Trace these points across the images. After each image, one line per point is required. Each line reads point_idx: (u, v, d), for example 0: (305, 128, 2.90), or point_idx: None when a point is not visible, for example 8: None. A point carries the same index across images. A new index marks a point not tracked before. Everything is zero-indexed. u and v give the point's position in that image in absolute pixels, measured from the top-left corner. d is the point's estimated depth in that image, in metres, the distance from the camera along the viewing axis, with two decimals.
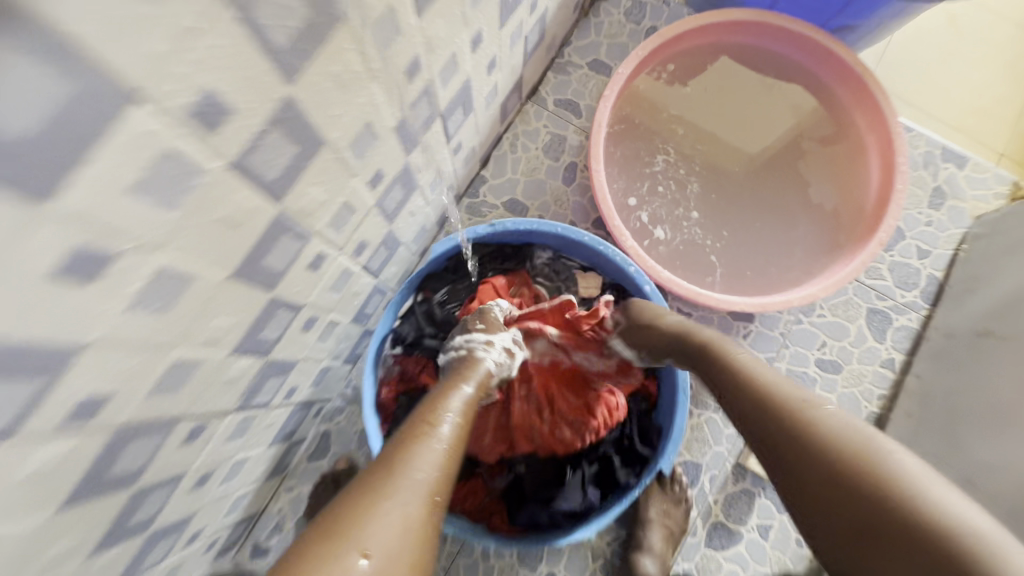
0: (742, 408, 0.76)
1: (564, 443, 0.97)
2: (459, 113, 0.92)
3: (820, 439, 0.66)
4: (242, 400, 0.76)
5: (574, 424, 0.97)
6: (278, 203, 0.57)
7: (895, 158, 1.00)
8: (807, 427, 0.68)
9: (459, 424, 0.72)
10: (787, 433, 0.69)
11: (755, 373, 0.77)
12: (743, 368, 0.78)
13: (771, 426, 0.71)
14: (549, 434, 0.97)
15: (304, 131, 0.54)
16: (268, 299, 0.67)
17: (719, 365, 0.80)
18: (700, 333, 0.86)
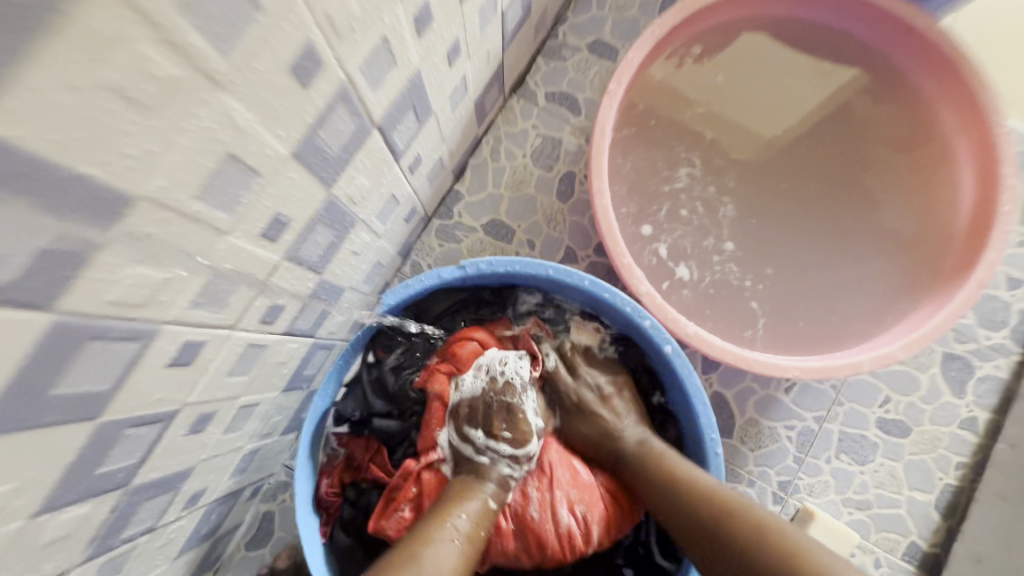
0: (684, 527, 0.66)
1: (561, 538, 0.72)
2: (411, 121, 0.67)
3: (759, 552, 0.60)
4: (94, 546, 0.54)
5: (573, 509, 0.73)
6: (51, 307, 0.33)
7: (998, 168, 0.74)
8: (747, 542, 0.61)
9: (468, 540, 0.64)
10: (720, 550, 0.63)
11: (685, 477, 0.69)
12: (673, 472, 0.70)
13: (708, 541, 0.64)
14: (538, 521, 0.72)
15: (69, 189, 0.30)
16: (95, 428, 0.43)
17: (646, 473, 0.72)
18: (624, 429, 0.77)
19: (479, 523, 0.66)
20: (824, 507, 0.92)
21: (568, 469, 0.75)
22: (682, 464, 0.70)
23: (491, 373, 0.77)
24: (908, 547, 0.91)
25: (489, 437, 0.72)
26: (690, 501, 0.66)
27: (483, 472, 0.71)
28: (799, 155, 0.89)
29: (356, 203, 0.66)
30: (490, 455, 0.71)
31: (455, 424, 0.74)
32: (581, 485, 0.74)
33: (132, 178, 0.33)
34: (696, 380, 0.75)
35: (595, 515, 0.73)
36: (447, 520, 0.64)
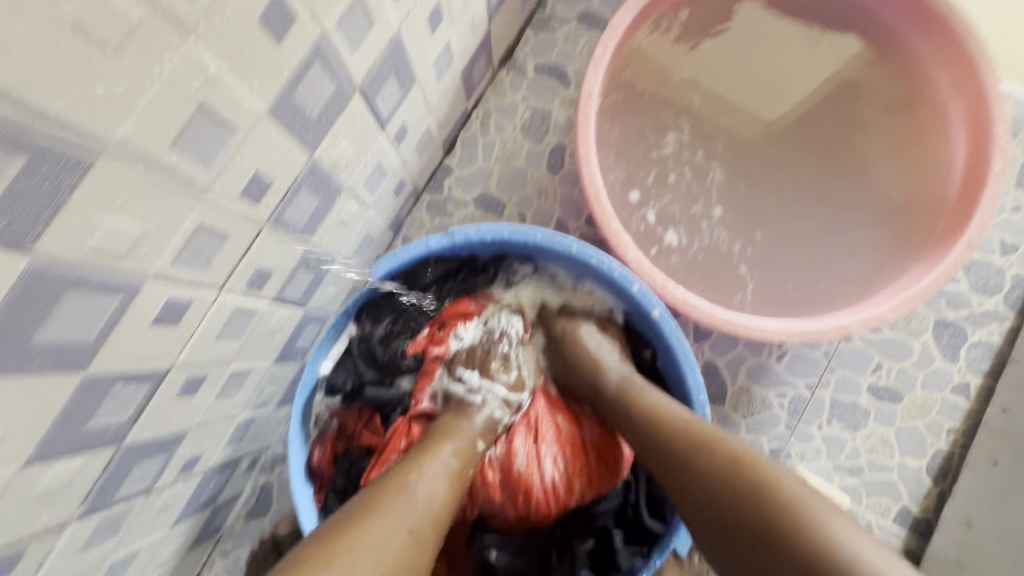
0: (662, 459, 0.64)
1: (546, 489, 0.75)
2: (394, 86, 0.67)
3: (737, 483, 0.57)
4: (89, 502, 0.55)
5: (558, 462, 0.76)
6: (26, 249, 0.34)
7: (989, 128, 0.73)
8: (726, 474, 0.58)
9: (450, 473, 0.65)
10: (698, 481, 0.60)
11: (665, 412, 0.67)
12: (654, 408, 0.68)
13: (685, 474, 0.61)
14: (525, 472, 0.74)
15: (34, 125, 0.30)
16: (82, 380, 0.44)
17: (630, 408, 0.70)
18: (610, 369, 0.76)
19: (465, 461, 0.68)
20: (816, 473, 0.93)
21: (553, 426, 0.78)
22: (666, 401, 0.69)
23: (489, 324, 0.81)
24: (899, 512, 0.91)
25: (483, 378, 0.76)
26: (670, 435, 0.65)
27: (472, 407, 0.73)
28: (790, 121, 0.88)
29: (340, 169, 0.66)
30: (482, 396, 0.74)
31: (448, 368, 0.77)
32: (565, 440, 0.77)
33: (102, 121, 0.34)
34: (685, 344, 0.76)
35: (578, 469, 0.76)
36: (435, 455, 0.65)
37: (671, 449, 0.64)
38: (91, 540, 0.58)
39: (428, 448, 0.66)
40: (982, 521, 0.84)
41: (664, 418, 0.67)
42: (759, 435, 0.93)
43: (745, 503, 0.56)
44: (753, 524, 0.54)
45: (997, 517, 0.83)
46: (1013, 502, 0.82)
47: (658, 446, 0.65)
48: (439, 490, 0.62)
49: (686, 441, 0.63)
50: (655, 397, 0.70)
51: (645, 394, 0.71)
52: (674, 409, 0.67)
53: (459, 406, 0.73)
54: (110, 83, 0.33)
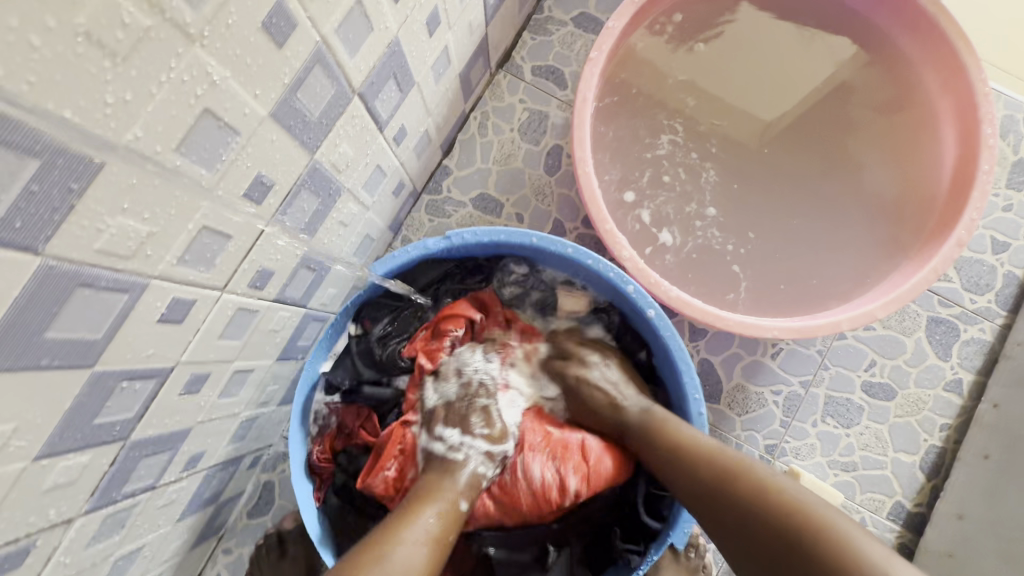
0: (688, 485, 0.67)
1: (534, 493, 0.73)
2: (393, 90, 0.68)
3: (775, 512, 0.59)
4: (95, 497, 0.56)
5: (548, 464, 0.74)
6: (37, 249, 0.35)
7: (978, 129, 0.75)
8: (763, 504, 0.60)
9: (433, 544, 0.63)
10: (726, 508, 0.62)
11: (691, 442, 0.69)
12: (679, 437, 0.70)
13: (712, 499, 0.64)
14: (511, 478, 0.74)
15: (45, 129, 0.32)
16: (89, 377, 0.46)
17: (651, 437, 0.72)
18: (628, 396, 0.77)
19: (448, 524, 0.66)
20: (810, 469, 0.94)
21: (540, 432, 0.77)
22: (689, 431, 0.71)
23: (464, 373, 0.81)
24: (893, 507, 0.92)
25: (465, 434, 0.74)
26: (704, 466, 0.66)
27: (457, 464, 0.71)
28: (784, 121, 0.89)
29: (340, 171, 0.67)
30: (463, 452, 0.73)
31: (426, 429, 0.76)
32: (552, 442, 0.76)
33: (110, 126, 0.35)
34: (678, 342, 0.77)
35: (569, 476, 0.74)
36: (417, 520, 0.64)
37: (705, 482, 0.65)
38: (97, 535, 0.60)
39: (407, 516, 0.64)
40: (975, 514, 0.85)
41: (692, 449, 0.68)
42: (754, 431, 0.94)
43: (790, 532, 0.57)
44: (799, 553, 0.56)
45: (988, 509, 0.84)
46: (1003, 493, 0.83)
47: (690, 478, 0.66)
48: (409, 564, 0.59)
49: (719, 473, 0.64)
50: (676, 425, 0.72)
51: (664, 420, 0.73)
52: (700, 438, 0.69)
53: (440, 465, 0.72)
54: (119, 89, 0.34)
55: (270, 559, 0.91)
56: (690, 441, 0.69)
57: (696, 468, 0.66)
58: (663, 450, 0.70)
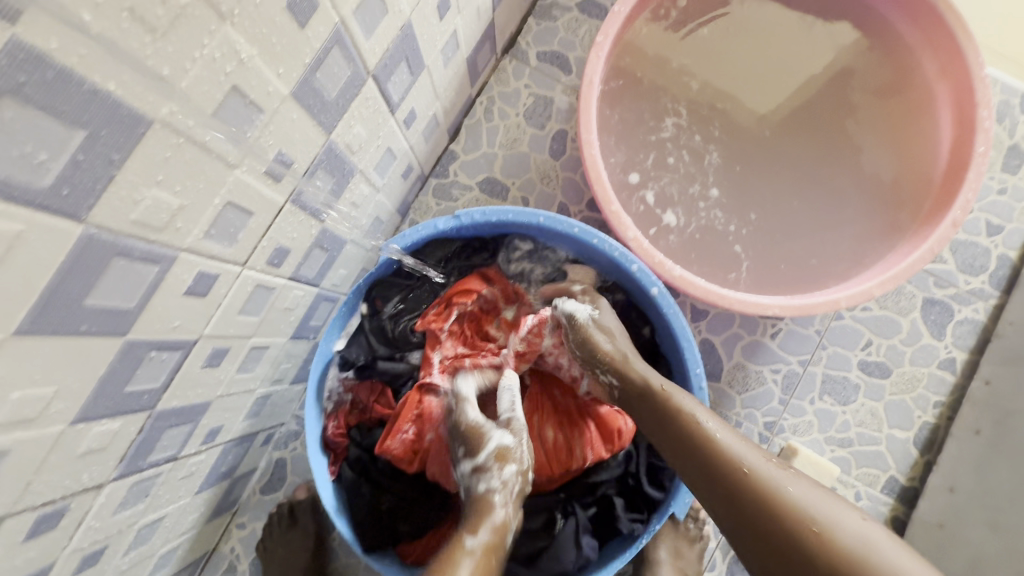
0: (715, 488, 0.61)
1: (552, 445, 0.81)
2: (405, 72, 0.70)
3: (831, 551, 0.52)
4: (123, 464, 0.58)
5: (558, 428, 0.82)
6: (81, 218, 0.37)
7: (974, 112, 0.76)
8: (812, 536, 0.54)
9: None
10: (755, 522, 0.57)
11: (726, 449, 0.62)
12: (709, 441, 0.63)
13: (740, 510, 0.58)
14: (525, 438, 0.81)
15: (92, 101, 0.33)
16: (122, 345, 0.48)
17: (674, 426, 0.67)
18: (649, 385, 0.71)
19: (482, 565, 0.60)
20: (808, 445, 0.97)
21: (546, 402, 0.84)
22: (721, 434, 0.64)
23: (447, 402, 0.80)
24: (887, 481, 0.95)
25: (464, 467, 0.71)
26: (738, 482, 0.59)
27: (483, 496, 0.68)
28: (787, 105, 0.91)
29: (354, 151, 0.69)
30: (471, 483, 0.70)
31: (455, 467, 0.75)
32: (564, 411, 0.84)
33: (149, 99, 0.37)
34: (681, 320, 0.79)
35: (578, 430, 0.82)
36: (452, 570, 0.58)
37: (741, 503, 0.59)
38: (123, 504, 0.62)
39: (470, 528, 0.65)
40: (965, 487, 0.89)
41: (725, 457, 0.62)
42: (754, 408, 0.97)
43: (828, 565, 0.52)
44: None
45: (978, 481, 0.88)
46: (993, 466, 0.87)
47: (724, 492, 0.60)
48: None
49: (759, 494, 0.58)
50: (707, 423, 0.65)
51: (692, 417, 0.66)
52: (734, 446, 0.63)
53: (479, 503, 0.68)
54: (158, 64, 0.36)
55: (280, 528, 0.95)
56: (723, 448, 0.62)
57: (730, 482, 0.60)
58: (693, 455, 0.64)
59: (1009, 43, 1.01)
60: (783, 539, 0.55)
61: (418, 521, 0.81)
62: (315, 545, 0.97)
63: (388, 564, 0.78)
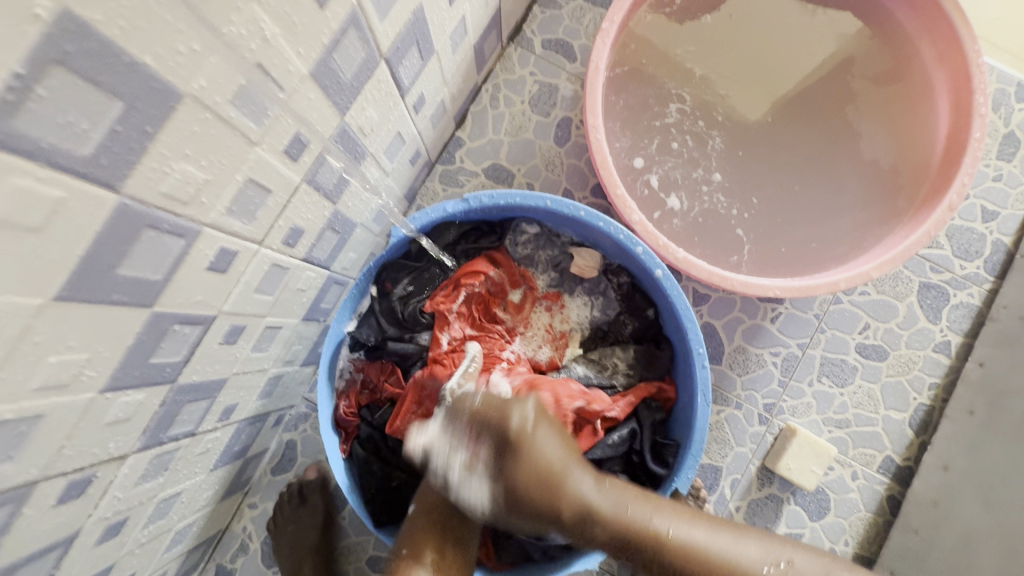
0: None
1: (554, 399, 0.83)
2: (415, 57, 0.71)
3: None
4: (146, 437, 0.60)
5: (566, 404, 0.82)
6: (116, 187, 0.39)
7: (971, 98, 0.78)
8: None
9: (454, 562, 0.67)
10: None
11: (688, 541, 0.69)
12: (670, 545, 0.69)
13: None
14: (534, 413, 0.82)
15: (129, 72, 0.35)
16: (149, 316, 0.49)
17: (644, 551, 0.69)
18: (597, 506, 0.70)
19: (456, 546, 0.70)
20: (806, 426, 0.99)
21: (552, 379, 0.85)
22: (668, 526, 0.70)
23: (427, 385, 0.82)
24: (883, 461, 0.98)
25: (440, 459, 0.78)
26: (707, 568, 0.68)
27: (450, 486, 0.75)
28: (788, 93, 0.93)
29: (366, 134, 0.70)
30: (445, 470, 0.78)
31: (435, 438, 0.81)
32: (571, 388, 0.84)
33: (180, 73, 0.38)
34: (684, 301, 0.81)
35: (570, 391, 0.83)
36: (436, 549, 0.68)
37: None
38: (145, 477, 0.64)
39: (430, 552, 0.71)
40: (959, 466, 0.91)
41: (684, 549, 0.69)
42: (754, 389, 0.99)
43: None
44: None
45: (972, 461, 0.90)
46: (988, 444, 0.89)
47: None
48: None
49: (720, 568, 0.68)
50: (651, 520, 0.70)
51: (649, 524, 0.69)
52: (688, 534, 0.70)
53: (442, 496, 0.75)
54: (189, 40, 0.38)
55: (290, 506, 0.96)
56: (684, 540, 0.69)
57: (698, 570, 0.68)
58: (661, 558, 0.69)
59: (1007, 32, 1.03)
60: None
61: None
62: (325, 523, 0.98)
63: (398, 537, 0.80)
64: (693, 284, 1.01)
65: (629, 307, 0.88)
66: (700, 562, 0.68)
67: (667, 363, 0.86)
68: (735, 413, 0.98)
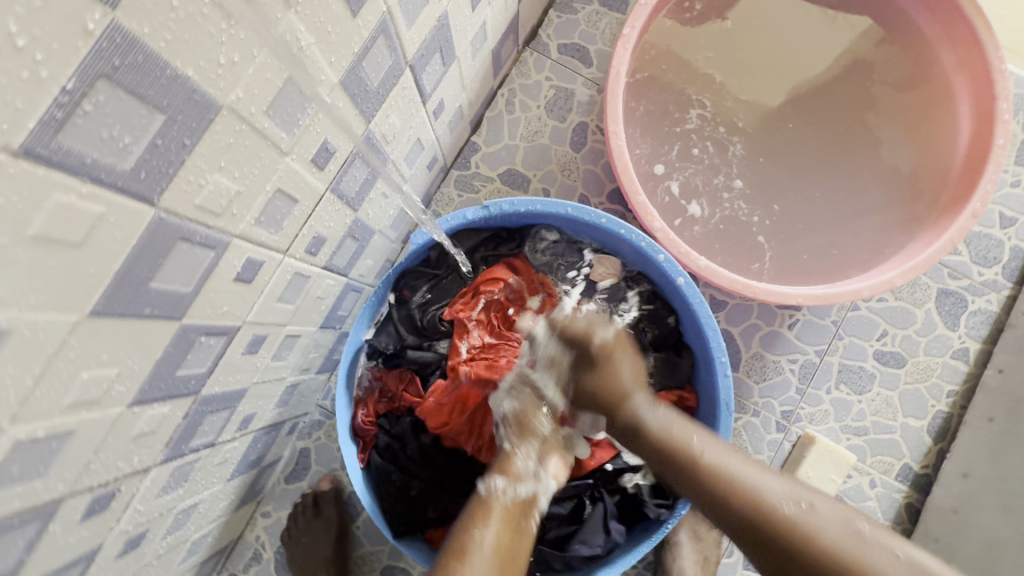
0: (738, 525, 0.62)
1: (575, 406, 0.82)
2: (438, 63, 0.71)
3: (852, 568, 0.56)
4: (168, 449, 0.59)
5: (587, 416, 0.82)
6: (153, 201, 0.38)
7: (994, 105, 0.78)
8: (815, 544, 0.58)
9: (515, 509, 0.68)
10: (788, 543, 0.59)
11: (727, 471, 0.65)
12: (712, 467, 0.65)
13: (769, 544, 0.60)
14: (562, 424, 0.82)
15: (171, 85, 0.34)
16: (177, 329, 0.48)
17: (680, 463, 0.67)
18: (646, 416, 0.70)
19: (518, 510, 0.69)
20: (824, 433, 0.99)
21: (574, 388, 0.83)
22: (720, 458, 0.66)
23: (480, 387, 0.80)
24: (901, 469, 0.97)
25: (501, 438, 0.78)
26: (745, 507, 0.62)
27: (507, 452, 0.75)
28: (807, 100, 0.93)
29: (388, 141, 0.70)
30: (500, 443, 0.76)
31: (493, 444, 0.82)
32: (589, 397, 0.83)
33: (220, 85, 0.38)
34: (707, 309, 0.80)
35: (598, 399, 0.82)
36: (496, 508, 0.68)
37: (743, 523, 0.62)
38: (166, 489, 0.63)
39: (478, 517, 0.67)
40: (978, 472, 0.91)
41: (726, 480, 0.64)
42: (772, 396, 0.98)
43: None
44: None
45: (992, 467, 0.90)
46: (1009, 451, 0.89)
47: (725, 515, 0.63)
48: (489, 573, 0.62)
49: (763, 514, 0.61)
50: (693, 443, 0.68)
51: (690, 447, 0.67)
52: (737, 467, 0.65)
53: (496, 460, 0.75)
54: (229, 52, 0.37)
55: (304, 517, 0.95)
56: (719, 467, 0.65)
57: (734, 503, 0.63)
58: (693, 477, 0.66)
59: None
60: (777, 544, 0.60)
61: (447, 508, 0.82)
62: (339, 534, 0.97)
63: (418, 550, 0.79)
64: (711, 290, 1.01)
65: (650, 314, 0.87)
66: (737, 499, 0.62)
67: (688, 370, 0.86)
68: (752, 420, 0.98)
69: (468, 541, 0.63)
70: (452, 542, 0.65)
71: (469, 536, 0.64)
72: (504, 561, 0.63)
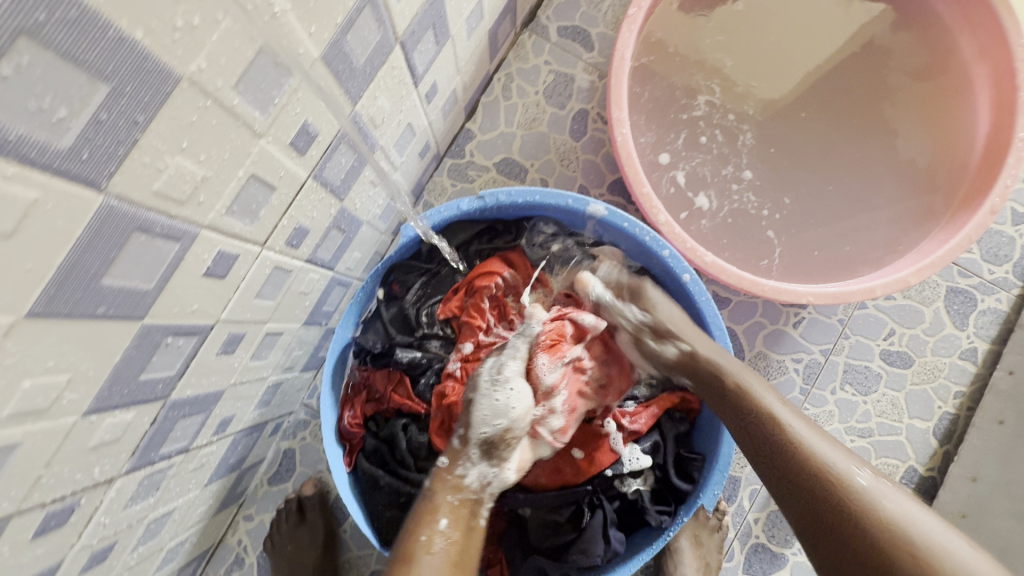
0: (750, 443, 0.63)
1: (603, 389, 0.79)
2: (431, 41, 0.65)
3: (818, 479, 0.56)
4: (135, 458, 0.55)
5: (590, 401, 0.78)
6: (101, 185, 0.33)
7: (1015, 95, 0.74)
8: (887, 534, 0.51)
9: (463, 517, 0.65)
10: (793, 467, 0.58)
11: (778, 421, 0.62)
12: (809, 451, 0.58)
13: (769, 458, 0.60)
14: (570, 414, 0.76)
15: (116, 50, 0.30)
16: (138, 330, 0.44)
17: (727, 399, 0.67)
18: (715, 357, 0.71)
19: (469, 511, 0.66)
20: (828, 435, 0.95)
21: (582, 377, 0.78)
22: (797, 432, 0.60)
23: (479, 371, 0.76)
24: (906, 471, 0.94)
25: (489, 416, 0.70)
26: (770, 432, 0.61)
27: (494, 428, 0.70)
28: (820, 88, 0.89)
29: (377, 125, 0.64)
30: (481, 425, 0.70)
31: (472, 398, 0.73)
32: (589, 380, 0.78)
33: (177, 52, 0.33)
34: (713, 308, 0.77)
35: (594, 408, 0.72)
36: (443, 505, 0.65)
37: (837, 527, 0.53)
38: (134, 499, 0.59)
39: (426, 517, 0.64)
40: (987, 477, 0.90)
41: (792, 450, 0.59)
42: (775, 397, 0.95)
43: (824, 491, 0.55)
44: (831, 513, 0.54)
45: (1000, 472, 0.90)
46: None
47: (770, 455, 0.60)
48: (442, 572, 0.58)
49: (832, 489, 0.55)
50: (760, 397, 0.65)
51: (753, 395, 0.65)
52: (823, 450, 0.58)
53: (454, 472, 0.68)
54: (188, 13, 0.32)
55: (288, 524, 0.91)
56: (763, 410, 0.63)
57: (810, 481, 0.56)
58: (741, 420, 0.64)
59: None
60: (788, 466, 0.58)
61: None
62: (326, 539, 0.93)
63: None
64: (714, 287, 0.97)
65: None
66: (795, 472, 0.57)
67: None
68: None
69: (416, 546, 0.60)
70: (404, 540, 0.61)
71: (421, 532, 0.61)
72: (457, 561, 0.60)
